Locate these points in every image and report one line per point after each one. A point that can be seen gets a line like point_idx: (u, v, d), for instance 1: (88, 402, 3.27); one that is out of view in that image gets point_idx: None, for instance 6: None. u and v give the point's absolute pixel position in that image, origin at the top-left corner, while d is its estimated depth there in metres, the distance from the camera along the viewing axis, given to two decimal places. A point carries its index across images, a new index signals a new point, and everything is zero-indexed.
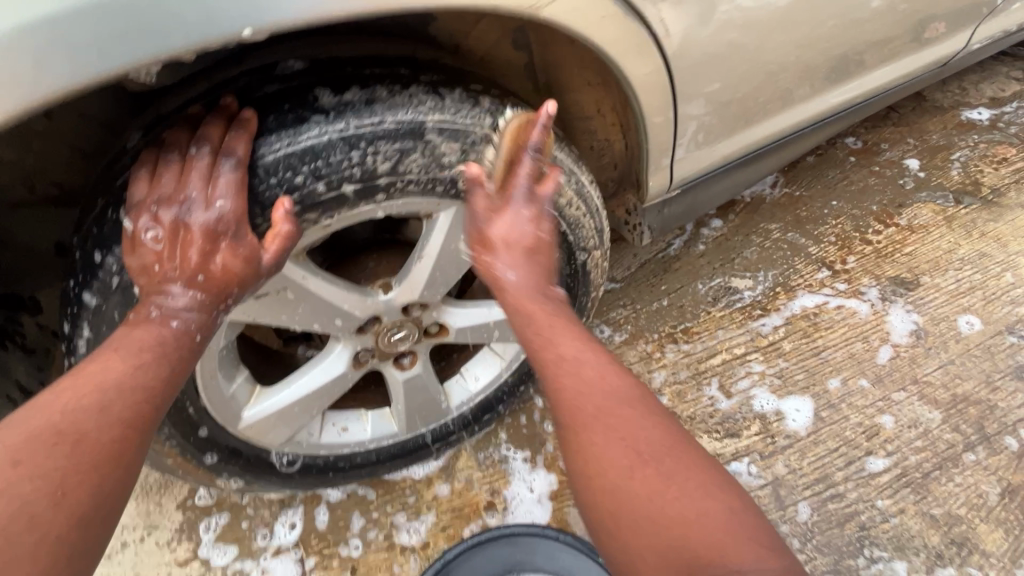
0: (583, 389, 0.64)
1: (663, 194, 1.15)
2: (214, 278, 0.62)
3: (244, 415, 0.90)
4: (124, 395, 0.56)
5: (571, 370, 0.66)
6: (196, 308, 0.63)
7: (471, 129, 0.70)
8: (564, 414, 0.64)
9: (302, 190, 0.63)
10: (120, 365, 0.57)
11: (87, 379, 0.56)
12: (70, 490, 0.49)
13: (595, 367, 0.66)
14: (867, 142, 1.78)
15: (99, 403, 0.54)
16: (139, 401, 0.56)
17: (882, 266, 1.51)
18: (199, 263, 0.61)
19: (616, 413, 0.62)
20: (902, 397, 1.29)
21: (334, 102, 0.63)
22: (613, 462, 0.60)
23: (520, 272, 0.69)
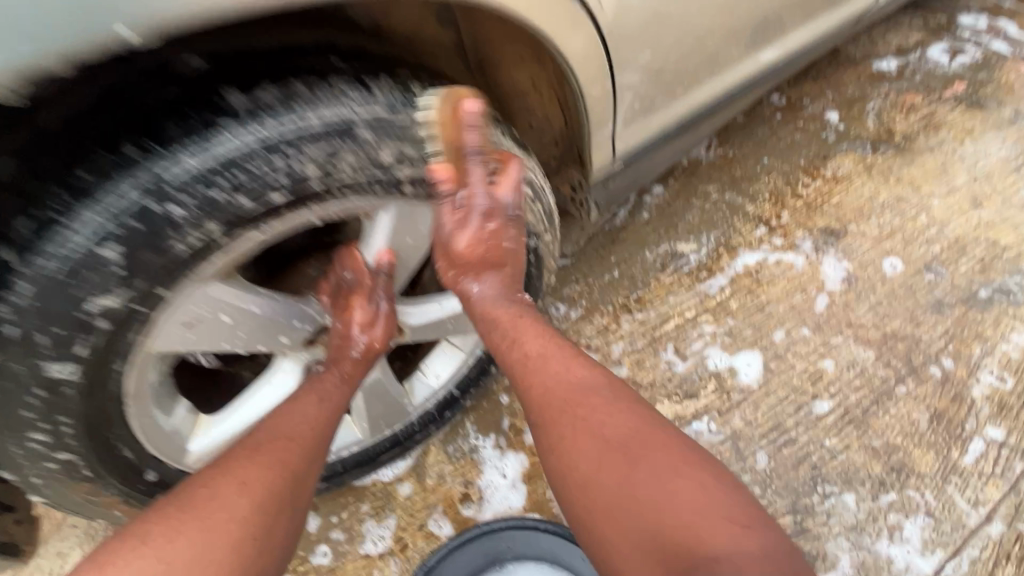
0: (556, 387, 0.77)
1: (606, 169, 1.15)
2: (371, 331, 0.86)
3: (192, 449, 0.82)
4: (284, 440, 0.73)
5: (542, 365, 0.79)
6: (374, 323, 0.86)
7: (405, 122, 0.66)
8: (543, 416, 0.76)
9: (223, 207, 0.57)
10: (308, 408, 0.79)
11: (262, 432, 0.74)
12: (262, 511, 0.66)
13: (564, 378, 0.78)
14: (790, 98, 1.84)
15: (262, 449, 0.71)
16: (314, 440, 0.76)
17: (813, 218, 1.58)
18: (360, 323, 0.85)
19: (590, 416, 0.74)
20: (840, 341, 1.37)
21: (246, 103, 0.57)
22: (590, 453, 0.71)
23: (484, 287, 0.86)
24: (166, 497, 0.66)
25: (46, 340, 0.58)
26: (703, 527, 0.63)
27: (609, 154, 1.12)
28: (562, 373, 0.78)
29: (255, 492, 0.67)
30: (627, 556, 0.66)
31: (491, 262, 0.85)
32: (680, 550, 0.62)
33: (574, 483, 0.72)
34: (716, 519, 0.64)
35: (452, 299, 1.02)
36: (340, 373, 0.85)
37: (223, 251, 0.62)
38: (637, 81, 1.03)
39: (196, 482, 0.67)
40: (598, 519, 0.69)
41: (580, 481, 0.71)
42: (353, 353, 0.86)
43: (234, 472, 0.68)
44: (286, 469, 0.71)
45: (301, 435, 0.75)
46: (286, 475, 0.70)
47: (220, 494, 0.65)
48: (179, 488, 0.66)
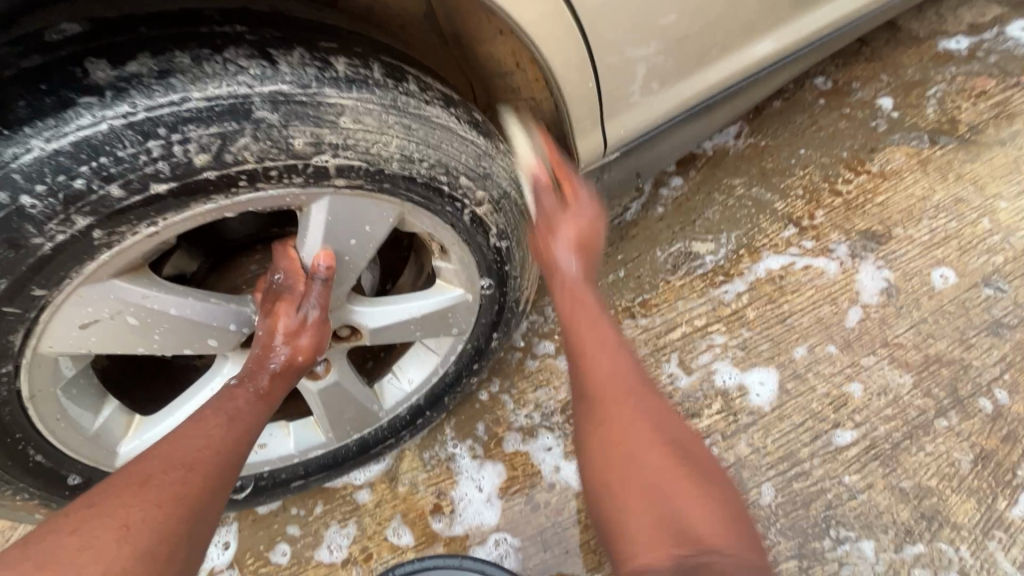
0: (614, 376, 0.71)
1: (599, 159, 1.01)
2: (293, 342, 0.75)
3: (120, 452, 0.77)
4: (182, 470, 0.62)
5: (606, 352, 0.73)
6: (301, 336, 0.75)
7: (320, 102, 0.57)
8: (593, 392, 0.70)
9: (87, 198, 0.50)
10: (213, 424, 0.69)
11: (152, 460, 0.63)
12: (148, 535, 0.56)
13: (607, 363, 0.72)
14: (836, 82, 1.63)
15: (152, 482, 0.60)
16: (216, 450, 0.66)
17: (852, 219, 1.40)
18: (282, 332, 0.75)
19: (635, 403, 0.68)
20: (872, 362, 1.20)
21: (114, 77, 0.49)
22: (635, 431, 0.65)
23: (571, 261, 0.82)
24: (27, 543, 0.55)
25: None
26: (711, 523, 0.58)
27: (602, 141, 0.98)
28: (625, 364, 0.72)
29: (139, 539, 0.55)
30: (641, 529, 0.59)
31: (580, 239, 0.83)
32: (693, 535, 0.57)
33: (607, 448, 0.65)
34: (720, 502, 0.61)
35: (416, 300, 0.90)
36: (252, 388, 0.75)
37: (109, 248, 0.54)
38: (630, 58, 0.89)
39: (66, 524, 0.55)
40: (623, 487, 0.62)
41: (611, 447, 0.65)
42: (269, 365, 0.75)
43: (114, 513, 0.56)
44: (179, 504, 0.59)
45: (203, 462, 0.65)
46: (181, 512, 0.59)
47: (89, 535, 0.54)
48: (50, 529, 0.55)
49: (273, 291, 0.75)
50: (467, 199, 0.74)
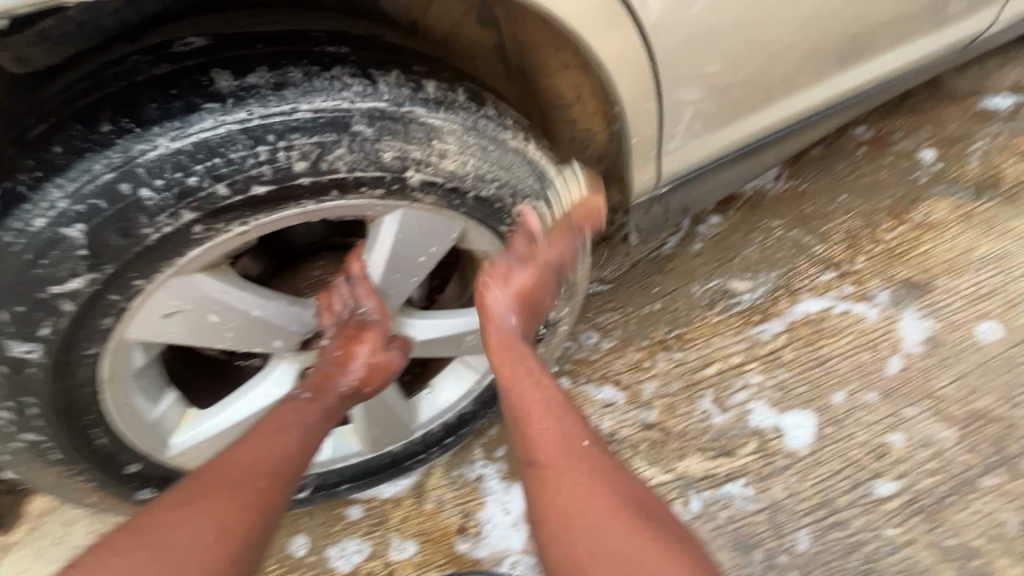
0: (561, 440, 0.72)
1: (651, 189, 1.04)
2: (370, 372, 0.80)
3: (173, 442, 0.79)
4: (260, 480, 0.66)
5: (556, 415, 0.74)
6: (375, 368, 0.80)
7: (410, 120, 0.61)
8: (550, 460, 0.71)
9: (197, 194, 0.54)
10: (283, 431, 0.71)
11: (234, 465, 0.66)
12: (228, 539, 0.61)
13: (566, 429, 0.73)
14: (878, 132, 1.65)
15: (236, 488, 0.64)
16: (279, 455, 0.69)
17: (893, 267, 1.39)
18: (365, 360, 0.79)
19: (584, 474, 0.69)
20: (914, 413, 1.18)
21: (234, 86, 0.54)
22: (589, 504, 0.67)
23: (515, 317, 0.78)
24: (130, 530, 0.61)
25: (8, 318, 0.56)
26: None
27: (653, 174, 1.01)
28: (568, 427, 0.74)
29: (226, 541, 0.61)
30: None
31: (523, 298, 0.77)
32: None
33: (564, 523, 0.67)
34: None
35: (464, 315, 0.92)
36: (322, 405, 0.77)
37: (202, 244, 0.58)
38: (689, 94, 0.92)
39: (159, 520, 0.61)
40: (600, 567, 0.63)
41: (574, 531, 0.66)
42: (343, 390, 0.78)
43: (202, 516, 0.61)
44: (256, 516, 0.64)
45: (273, 468, 0.67)
46: (252, 520, 0.63)
47: (178, 540, 0.60)
48: (147, 521, 0.61)
49: (357, 322, 0.78)
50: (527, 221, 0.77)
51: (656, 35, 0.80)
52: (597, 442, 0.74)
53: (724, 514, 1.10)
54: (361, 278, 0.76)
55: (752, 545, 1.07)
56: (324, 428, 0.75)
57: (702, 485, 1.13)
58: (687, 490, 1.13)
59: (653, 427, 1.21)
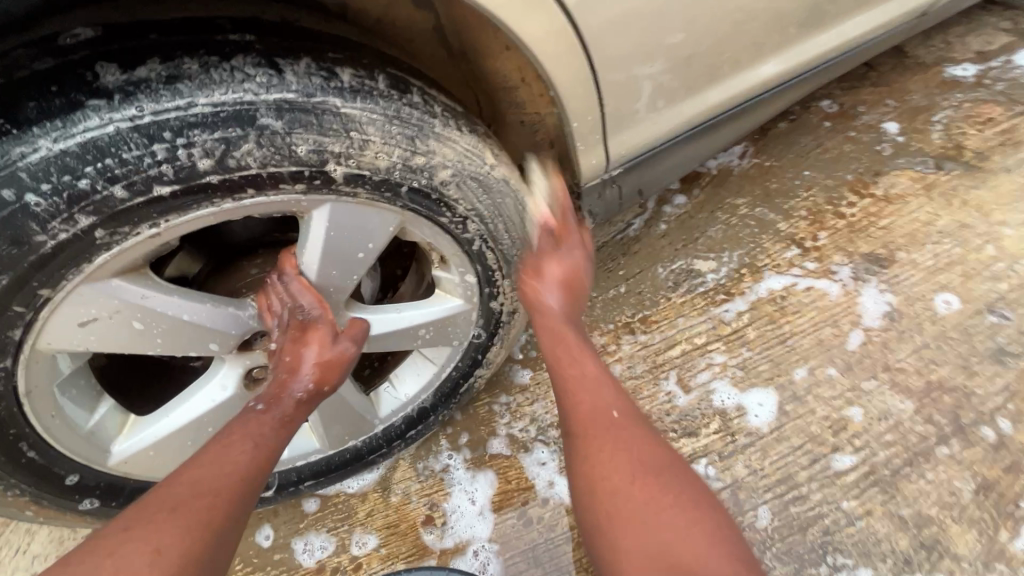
0: (597, 409, 0.76)
1: (603, 173, 1.02)
2: (323, 372, 0.78)
3: (113, 451, 0.77)
4: (208, 496, 0.63)
5: (589, 387, 0.78)
6: (328, 367, 0.78)
7: (323, 111, 0.58)
8: (583, 432, 0.75)
9: (91, 198, 0.51)
10: (237, 450, 0.70)
11: (178, 485, 0.64)
12: (166, 557, 0.57)
13: (598, 394, 0.78)
14: (842, 106, 1.64)
15: (185, 505, 0.62)
16: (225, 471, 0.67)
17: (855, 241, 1.39)
18: (315, 362, 0.78)
19: (621, 439, 0.73)
20: (873, 387, 1.19)
21: (123, 81, 0.51)
22: (616, 467, 0.70)
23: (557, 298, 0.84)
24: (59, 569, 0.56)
25: None
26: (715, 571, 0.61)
27: (603, 158, 0.99)
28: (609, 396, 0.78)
29: (169, 560, 0.57)
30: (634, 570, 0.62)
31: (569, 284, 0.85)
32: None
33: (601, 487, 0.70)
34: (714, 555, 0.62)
35: (414, 308, 0.89)
36: (277, 413, 0.76)
37: (110, 249, 0.55)
38: (643, 71, 0.90)
39: (94, 551, 0.57)
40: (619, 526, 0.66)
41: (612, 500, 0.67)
42: (298, 394, 0.77)
43: (143, 538, 0.58)
44: (206, 527, 0.61)
45: (219, 486, 0.65)
46: (196, 540, 0.60)
47: (117, 569, 0.56)
48: (77, 557, 0.57)
49: (301, 323, 0.76)
50: (467, 210, 0.75)
51: (594, 11, 0.77)
52: (635, 414, 0.77)
53: None
54: (293, 277, 0.74)
55: None
56: (281, 438, 0.74)
57: None
58: None
59: None
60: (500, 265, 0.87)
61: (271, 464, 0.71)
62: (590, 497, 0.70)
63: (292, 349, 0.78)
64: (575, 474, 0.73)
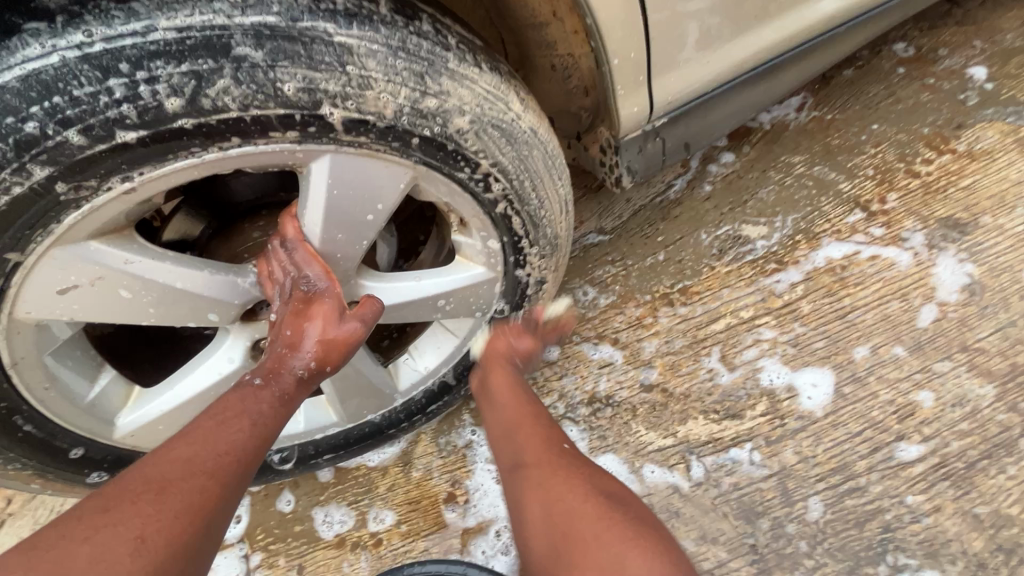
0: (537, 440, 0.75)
1: (645, 123, 0.89)
2: (326, 351, 0.70)
3: (117, 424, 0.73)
4: (200, 477, 0.57)
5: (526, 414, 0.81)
6: (333, 346, 0.70)
7: (312, 39, 0.49)
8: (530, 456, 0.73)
9: (41, 144, 0.44)
10: (235, 428, 0.63)
11: (167, 463, 0.57)
12: (152, 543, 0.52)
13: (543, 430, 0.77)
14: (920, 48, 1.43)
15: (170, 487, 0.55)
16: (221, 452, 0.60)
17: (931, 204, 1.23)
18: (317, 339, 0.69)
19: (570, 474, 0.69)
20: (946, 369, 1.06)
21: (67, 1, 0.43)
22: (550, 509, 0.66)
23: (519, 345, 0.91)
24: (31, 546, 0.50)
25: None
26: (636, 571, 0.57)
27: (645, 105, 0.86)
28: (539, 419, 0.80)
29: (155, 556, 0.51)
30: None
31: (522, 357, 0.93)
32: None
33: (555, 525, 0.64)
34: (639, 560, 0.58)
35: (432, 276, 0.81)
36: (277, 389, 0.68)
37: (79, 207, 0.48)
38: (690, 4, 0.78)
39: (71, 527, 0.51)
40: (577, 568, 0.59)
41: (558, 515, 0.65)
42: (297, 373, 0.69)
43: (127, 522, 0.52)
44: (195, 514, 0.55)
45: (213, 467, 0.59)
46: (185, 526, 0.54)
47: (94, 553, 0.50)
48: (51, 534, 0.51)
49: (305, 294, 0.68)
50: (491, 163, 0.65)
51: None
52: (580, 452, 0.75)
53: (728, 480, 1.03)
54: (297, 242, 0.66)
55: (757, 514, 1.00)
56: (279, 417, 0.66)
57: (705, 450, 1.05)
58: (689, 456, 1.05)
59: (652, 389, 1.12)
60: (525, 229, 0.77)
61: (269, 447, 0.65)
62: (528, 536, 0.66)
63: (293, 323, 0.69)
64: (522, 521, 0.68)
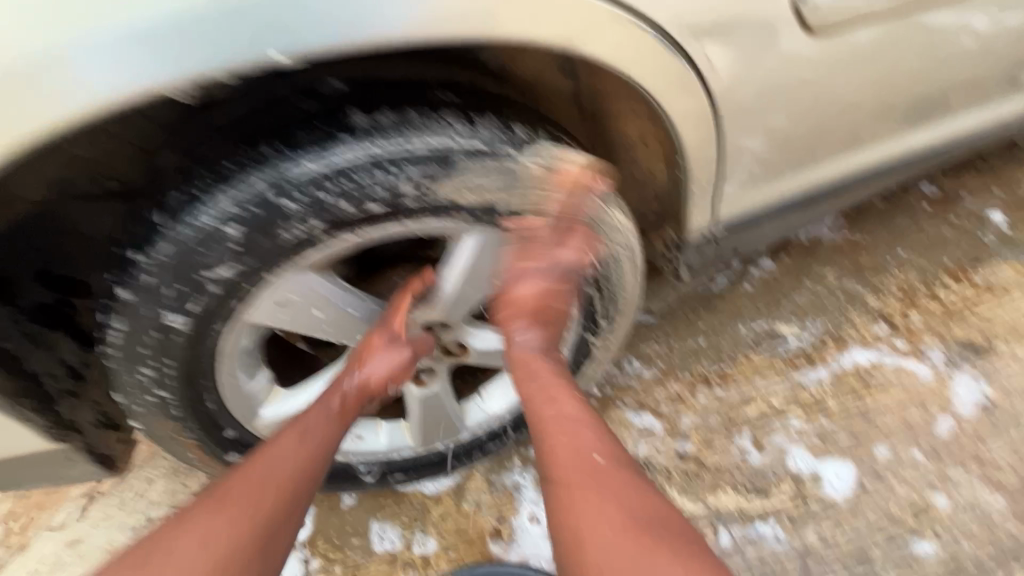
0: (572, 452, 0.77)
1: (704, 230, 1.10)
2: (376, 381, 0.88)
3: (262, 413, 0.90)
4: (276, 483, 0.74)
5: (567, 428, 0.80)
6: (384, 377, 0.88)
7: (501, 159, 0.72)
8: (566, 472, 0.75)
9: (326, 208, 0.66)
10: (304, 448, 0.80)
11: (257, 467, 0.75)
12: (247, 529, 0.69)
13: (578, 442, 0.78)
14: (945, 189, 1.62)
15: (257, 488, 0.73)
16: (299, 463, 0.77)
17: (950, 326, 1.38)
18: (371, 369, 0.87)
19: (602, 490, 0.72)
20: (961, 477, 1.19)
21: (365, 123, 0.66)
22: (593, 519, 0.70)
23: (529, 339, 0.90)
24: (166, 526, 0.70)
25: (168, 293, 0.68)
26: None
27: (706, 217, 1.07)
28: (573, 410, 0.82)
29: (248, 539, 0.69)
30: None
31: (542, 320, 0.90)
32: None
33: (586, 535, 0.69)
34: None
35: None
36: (332, 407, 0.87)
37: (320, 247, 0.70)
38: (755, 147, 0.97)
39: (191, 515, 0.70)
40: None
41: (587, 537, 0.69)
42: (351, 392, 0.89)
43: (229, 511, 0.70)
44: (274, 514, 0.72)
45: (287, 475, 0.76)
46: (266, 520, 0.71)
47: (206, 532, 0.68)
48: (179, 517, 0.70)
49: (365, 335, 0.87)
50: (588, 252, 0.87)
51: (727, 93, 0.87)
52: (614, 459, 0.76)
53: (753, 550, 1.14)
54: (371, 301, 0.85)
55: None
56: (331, 433, 0.83)
57: (733, 520, 1.17)
58: (718, 523, 1.17)
59: (687, 458, 1.25)
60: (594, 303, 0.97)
61: (326, 459, 0.80)
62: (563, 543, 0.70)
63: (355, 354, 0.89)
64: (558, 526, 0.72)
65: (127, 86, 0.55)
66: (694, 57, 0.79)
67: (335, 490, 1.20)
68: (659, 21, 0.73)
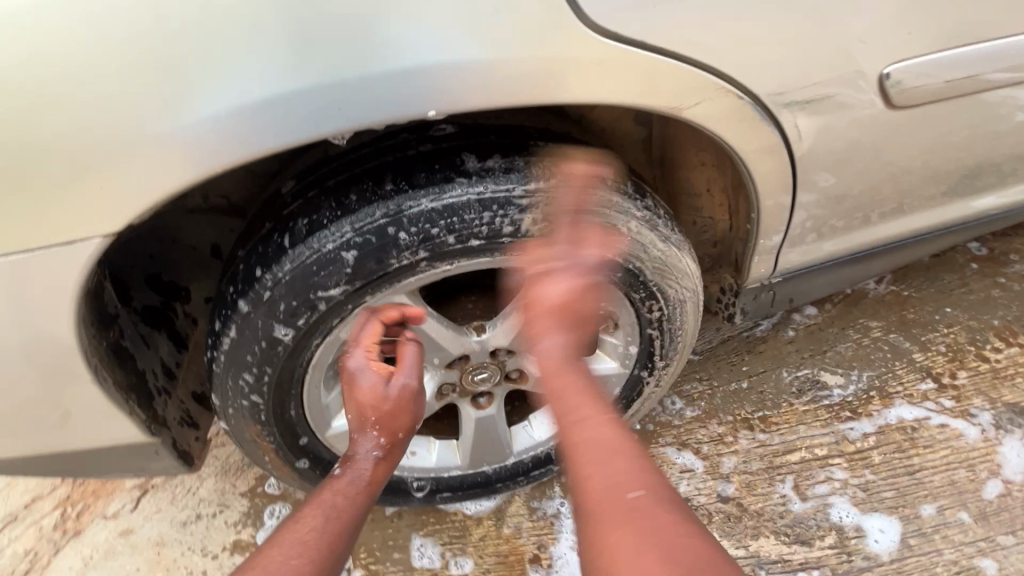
0: (603, 479, 0.58)
1: (762, 279, 1.13)
2: (388, 420, 0.80)
3: (333, 424, 0.94)
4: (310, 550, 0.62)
5: (604, 456, 0.60)
6: (399, 416, 0.81)
7: (592, 204, 0.78)
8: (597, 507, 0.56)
9: (433, 240, 0.72)
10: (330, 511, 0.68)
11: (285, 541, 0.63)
12: None
13: (615, 462, 0.59)
14: (993, 251, 1.63)
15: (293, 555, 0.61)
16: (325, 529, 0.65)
17: (999, 389, 1.37)
18: (378, 405, 0.79)
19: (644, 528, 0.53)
20: (1010, 542, 1.18)
21: (477, 167, 0.74)
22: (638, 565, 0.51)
23: (556, 342, 0.72)
24: None
25: (283, 308, 0.74)
26: None
27: (768, 267, 1.10)
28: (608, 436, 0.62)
29: None
30: None
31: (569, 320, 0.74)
32: None
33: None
34: None
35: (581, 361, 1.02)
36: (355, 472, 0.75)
37: (418, 274, 0.76)
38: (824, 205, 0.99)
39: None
40: None
41: None
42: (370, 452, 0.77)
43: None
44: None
45: (316, 541, 0.64)
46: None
47: None
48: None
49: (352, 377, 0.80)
50: (658, 293, 0.91)
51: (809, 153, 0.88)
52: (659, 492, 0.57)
53: None
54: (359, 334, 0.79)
55: None
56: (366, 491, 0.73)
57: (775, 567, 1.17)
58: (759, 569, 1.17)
59: (729, 501, 1.25)
60: (657, 343, 1.00)
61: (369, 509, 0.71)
62: None
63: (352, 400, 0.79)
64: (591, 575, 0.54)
65: (292, 137, 0.63)
66: (786, 126, 0.82)
67: (382, 504, 1.23)
68: (757, 90, 0.76)
